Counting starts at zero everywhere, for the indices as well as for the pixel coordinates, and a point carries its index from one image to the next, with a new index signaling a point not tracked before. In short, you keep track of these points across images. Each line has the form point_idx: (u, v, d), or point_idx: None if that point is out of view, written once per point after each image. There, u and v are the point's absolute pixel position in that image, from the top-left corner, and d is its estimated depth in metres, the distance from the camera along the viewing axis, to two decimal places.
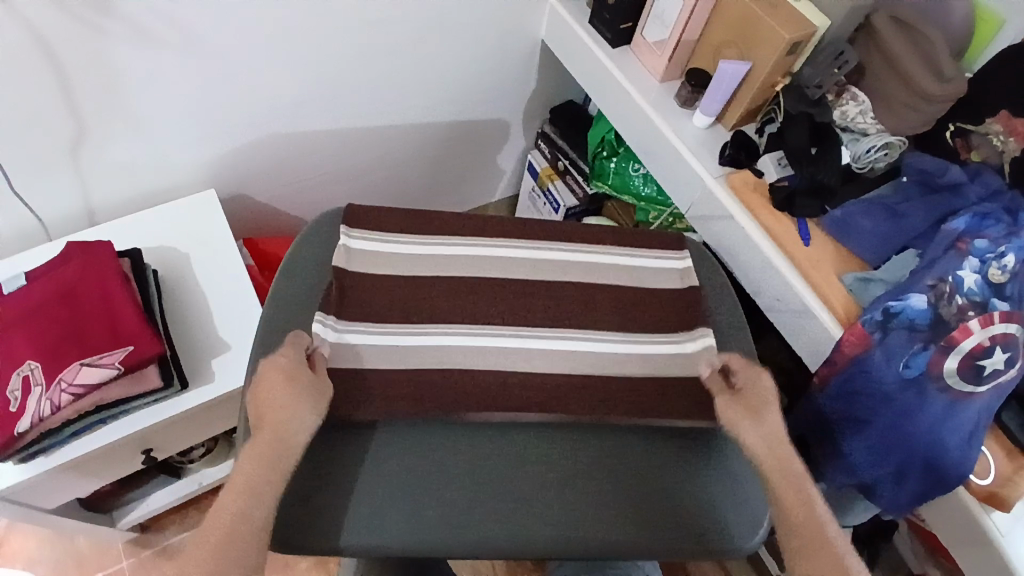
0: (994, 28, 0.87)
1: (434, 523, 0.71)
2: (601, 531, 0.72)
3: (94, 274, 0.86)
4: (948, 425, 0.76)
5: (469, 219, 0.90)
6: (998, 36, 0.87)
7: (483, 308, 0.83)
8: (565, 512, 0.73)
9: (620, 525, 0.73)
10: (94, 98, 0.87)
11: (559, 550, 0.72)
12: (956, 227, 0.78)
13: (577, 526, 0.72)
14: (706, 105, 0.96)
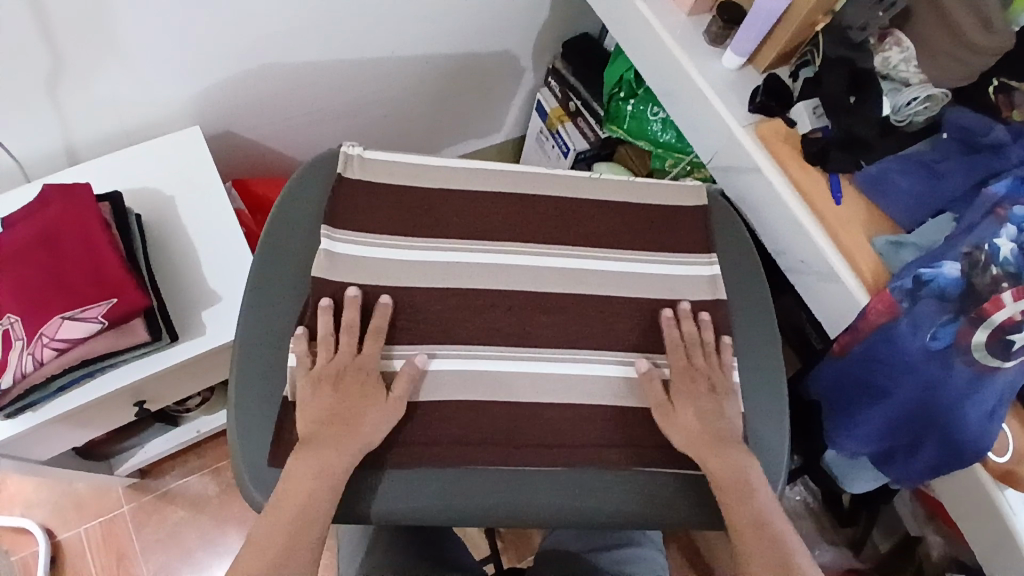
0: None
1: (441, 493, 0.72)
2: (608, 505, 0.74)
3: (73, 220, 0.80)
4: (972, 400, 0.72)
5: (460, 211, 0.82)
6: None
7: (468, 328, 0.77)
8: (571, 483, 0.74)
9: (625, 497, 0.74)
10: (60, 27, 0.78)
11: (566, 519, 0.73)
12: (996, 192, 0.73)
13: (587, 494, 0.74)
14: (737, 44, 0.87)
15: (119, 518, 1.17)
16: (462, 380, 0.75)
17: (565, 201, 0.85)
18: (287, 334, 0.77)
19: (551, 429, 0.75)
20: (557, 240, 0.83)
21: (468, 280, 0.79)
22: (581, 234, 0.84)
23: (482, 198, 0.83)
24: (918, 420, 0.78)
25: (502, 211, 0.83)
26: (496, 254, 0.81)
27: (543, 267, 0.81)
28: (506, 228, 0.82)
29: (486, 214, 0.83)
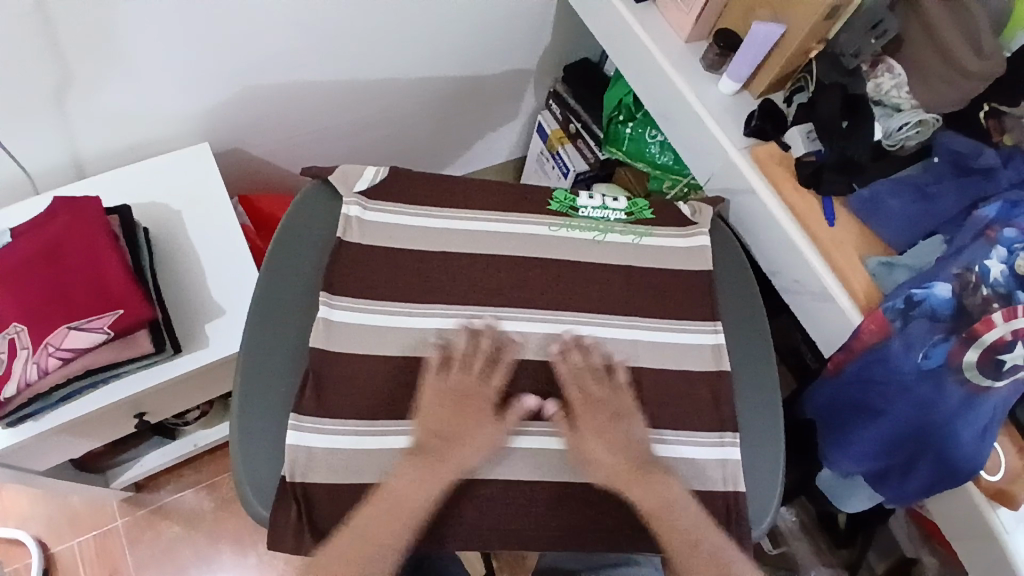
0: None
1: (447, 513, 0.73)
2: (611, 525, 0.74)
3: (81, 230, 0.81)
4: (964, 418, 0.74)
5: (460, 282, 0.82)
6: None
7: (454, 406, 0.75)
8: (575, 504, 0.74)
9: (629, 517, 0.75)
10: (76, 44, 0.81)
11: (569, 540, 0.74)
12: (985, 215, 0.75)
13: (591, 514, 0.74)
14: (733, 70, 0.90)
15: (112, 533, 1.16)
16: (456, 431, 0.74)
17: (566, 259, 0.85)
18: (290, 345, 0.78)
19: (552, 455, 0.75)
20: (559, 267, 0.85)
21: (460, 350, 0.78)
22: (582, 261, 0.86)
23: (478, 266, 0.83)
24: (912, 439, 0.79)
25: (504, 240, 0.85)
26: (485, 320, 0.80)
27: (544, 298, 0.82)
28: (507, 256, 0.84)
29: (482, 281, 0.82)
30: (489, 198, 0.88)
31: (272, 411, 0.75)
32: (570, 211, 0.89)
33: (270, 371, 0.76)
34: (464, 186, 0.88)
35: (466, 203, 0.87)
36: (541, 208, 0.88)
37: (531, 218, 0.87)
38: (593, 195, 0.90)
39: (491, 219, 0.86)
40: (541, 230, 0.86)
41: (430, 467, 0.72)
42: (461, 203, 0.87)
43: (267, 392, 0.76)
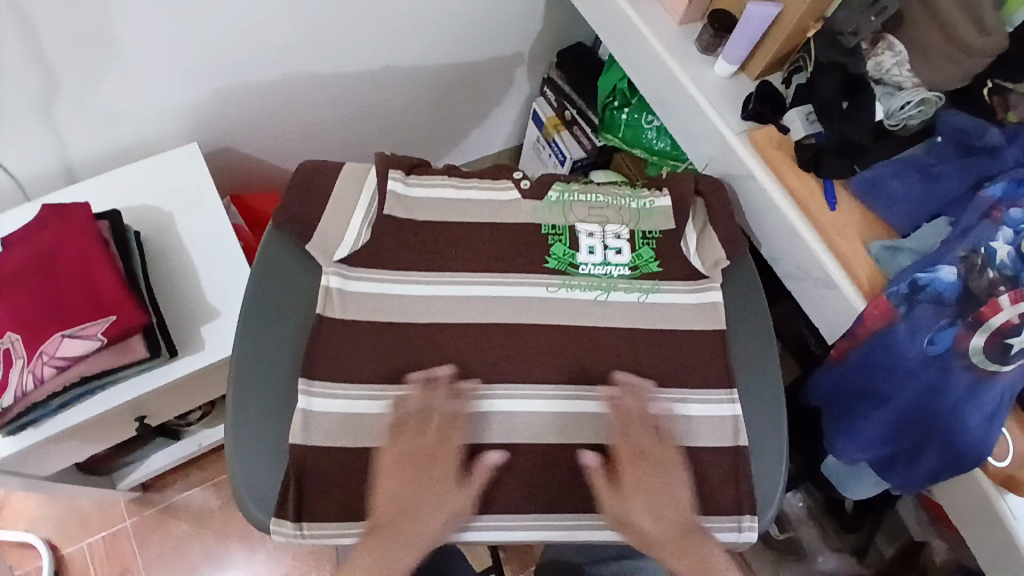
0: None
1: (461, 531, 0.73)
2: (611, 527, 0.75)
3: (71, 237, 0.81)
4: (971, 404, 0.72)
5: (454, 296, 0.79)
6: None
7: (529, 494, 0.74)
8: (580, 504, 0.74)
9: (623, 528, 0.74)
10: (57, 49, 0.80)
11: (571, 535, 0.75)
12: (991, 195, 0.73)
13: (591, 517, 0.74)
14: (728, 52, 0.87)
15: (121, 534, 1.17)
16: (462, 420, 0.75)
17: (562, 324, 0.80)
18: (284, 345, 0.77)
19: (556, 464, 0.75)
20: (556, 332, 0.79)
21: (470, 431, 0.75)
22: (578, 323, 0.80)
23: (471, 336, 0.78)
24: (918, 425, 0.78)
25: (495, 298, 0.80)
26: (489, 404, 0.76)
27: (538, 363, 0.78)
28: (499, 316, 0.79)
29: (480, 355, 0.77)
30: (481, 202, 0.84)
31: (270, 414, 0.75)
32: (569, 268, 0.82)
33: (265, 374, 0.76)
34: (452, 236, 0.82)
35: (456, 260, 0.81)
36: (539, 266, 0.82)
37: (525, 276, 0.81)
38: (593, 249, 0.84)
39: (483, 280, 0.81)
40: (539, 291, 0.81)
41: (386, 544, 0.69)
42: (458, 202, 0.84)
43: (264, 393, 0.75)
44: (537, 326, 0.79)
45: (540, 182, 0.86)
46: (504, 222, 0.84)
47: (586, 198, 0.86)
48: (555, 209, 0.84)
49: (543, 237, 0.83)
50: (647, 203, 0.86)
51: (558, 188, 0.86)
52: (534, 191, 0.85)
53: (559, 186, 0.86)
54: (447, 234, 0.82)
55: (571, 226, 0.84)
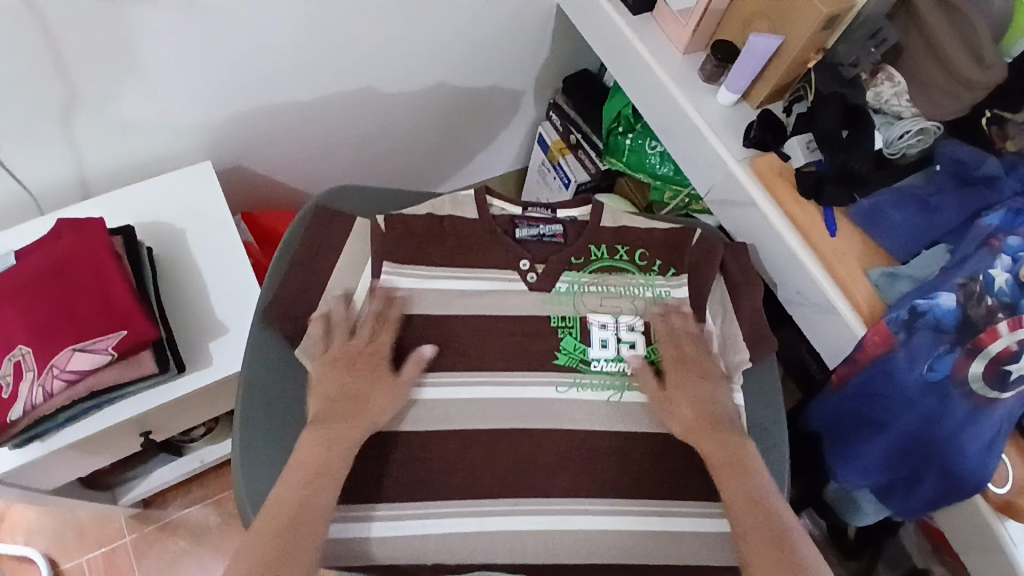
0: None
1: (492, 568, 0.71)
2: None
3: (85, 251, 0.82)
4: (970, 431, 0.73)
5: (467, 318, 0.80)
6: None
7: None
8: None
9: None
10: (78, 66, 0.82)
11: None
12: (989, 224, 0.75)
13: None
14: (731, 82, 0.89)
15: (120, 548, 1.17)
16: (469, 407, 0.76)
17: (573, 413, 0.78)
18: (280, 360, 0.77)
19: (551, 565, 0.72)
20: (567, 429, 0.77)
21: (474, 424, 0.76)
22: (590, 417, 0.78)
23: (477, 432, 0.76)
24: (917, 452, 0.78)
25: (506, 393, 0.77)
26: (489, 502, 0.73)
27: (547, 460, 0.75)
28: (508, 412, 0.77)
29: (477, 457, 0.75)
30: (484, 290, 0.81)
31: (279, 430, 0.76)
32: (580, 364, 0.80)
33: (269, 388, 0.77)
34: (451, 329, 0.79)
35: (459, 350, 0.79)
36: (547, 363, 0.79)
37: (536, 375, 0.78)
38: (606, 343, 0.81)
39: (491, 377, 0.78)
40: (548, 391, 0.78)
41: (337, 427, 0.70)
42: (462, 290, 0.80)
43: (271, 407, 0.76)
44: (546, 419, 0.77)
45: (547, 270, 0.81)
46: (509, 313, 0.80)
47: (597, 289, 0.82)
48: (564, 300, 0.81)
49: (552, 330, 0.80)
50: (662, 292, 0.83)
51: (568, 277, 0.82)
52: (544, 281, 0.81)
53: (569, 274, 0.82)
54: (449, 327, 0.79)
55: (582, 318, 0.81)
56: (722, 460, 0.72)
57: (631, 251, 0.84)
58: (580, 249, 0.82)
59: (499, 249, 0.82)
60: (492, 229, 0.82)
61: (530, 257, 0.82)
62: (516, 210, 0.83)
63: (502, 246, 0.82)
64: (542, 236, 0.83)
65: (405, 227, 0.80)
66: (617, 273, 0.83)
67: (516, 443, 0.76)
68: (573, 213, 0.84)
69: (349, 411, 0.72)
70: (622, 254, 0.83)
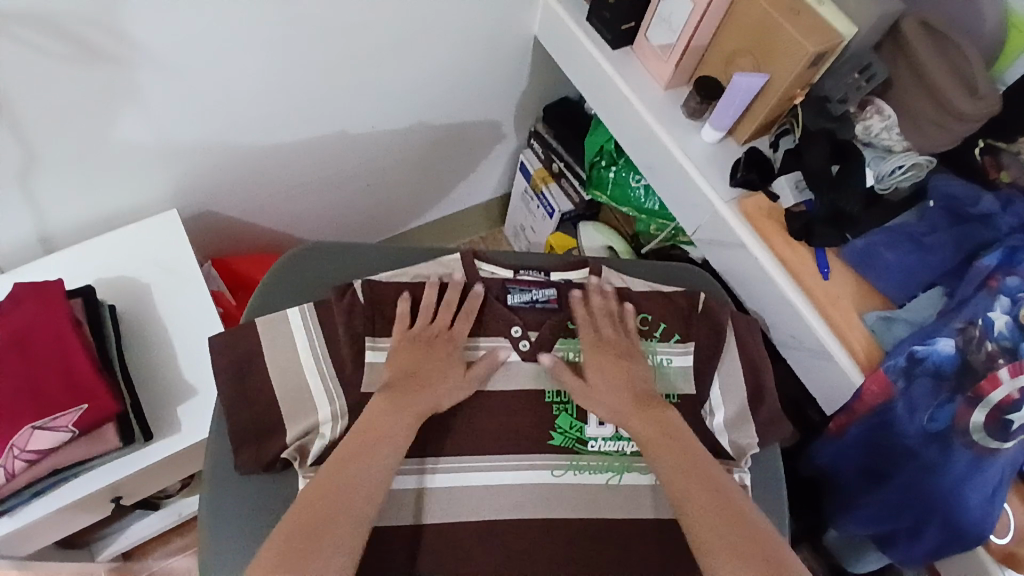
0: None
1: None
2: None
3: (43, 321, 0.78)
4: (972, 483, 0.70)
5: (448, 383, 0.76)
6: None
7: None
8: None
9: None
10: (32, 124, 0.77)
11: None
12: (987, 264, 0.72)
13: None
14: (716, 120, 0.86)
15: None
16: (455, 492, 0.72)
17: (566, 488, 0.74)
18: (239, 443, 0.71)
19: None
20: (562, 505, 0.73)
21: (465, 506, 0.72)
22: (585, 492, 0.74)
23: (469, 521, 0.71)
24: (917, 504, 0.75)
25: (497, 475, 0.73)
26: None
27: (544, 540, 0.71)
28: (496, 494, 0.72)
29: (473, 548, 0.71)
30: (475, 362, 0.76)
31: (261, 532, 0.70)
32: (577, 444, 0.75)
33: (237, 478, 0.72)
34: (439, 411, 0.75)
35: (445, 438, 0.74)
36: (543, 445, 0.75)
37: (530, 458, 0.74)
38: (604, 420, 0.76)
39: (480, 463, 0.73)
40: (543, 473, 0.74)
41: (374, 444, 0.66)
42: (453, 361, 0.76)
43: (244, 505, 0.71)
44: (537, 496, 0.73)
45: (540, 337, 0.77)
46: (501, 388, 0.76)
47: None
48: None
49: (547, 405, 0.76)
50: (665, 359, 0.78)
51: (562, 344, 0.77)
52: (536, 350, 0.76)
53: (563, 342, 0.77)
54: (432, 406, 0.75)
55: None
56: (661, 435, 0.70)
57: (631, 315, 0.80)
58: (577, 312, 0.78)
59: (488, 316, 0.77)
60: (481, 296, 0.77)
61: (522, 324, 0.77)
62: (507, 273, 0.80)
63: (493, 313, 0.77)
64: (534, 301, 0.78)
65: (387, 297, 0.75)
66: None
67: (509, 529, 0.71)
68: (570, 276, 0.82)
69: (373, 429, 0.67)
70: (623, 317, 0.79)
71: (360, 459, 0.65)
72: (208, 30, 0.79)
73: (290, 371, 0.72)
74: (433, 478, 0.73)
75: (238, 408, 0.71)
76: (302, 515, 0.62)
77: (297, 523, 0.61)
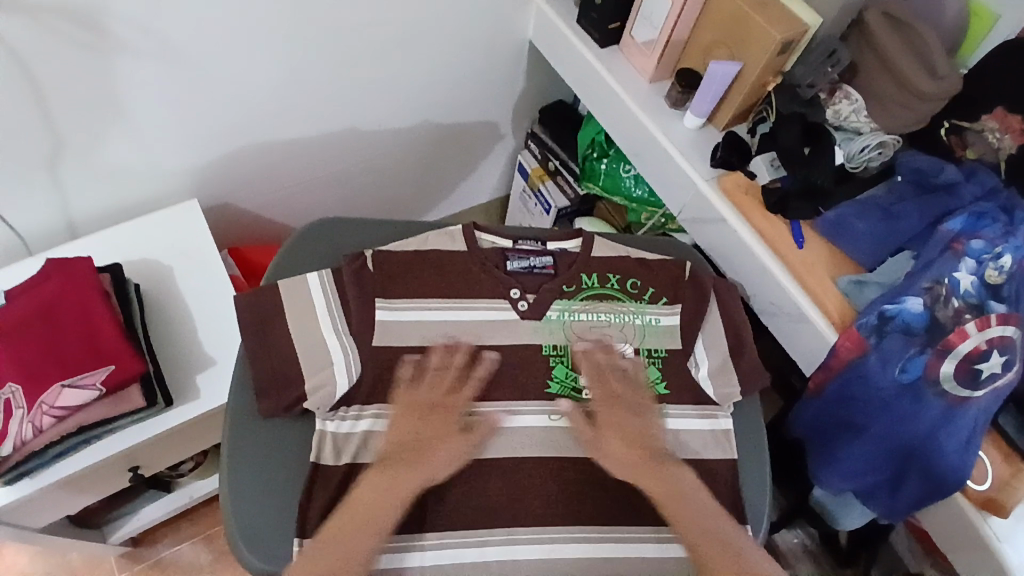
0: (987, 25, 0.86)
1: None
2: None
3: (75, 290, 0.84)
4: (946, 430, 0.75)
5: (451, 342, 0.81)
6: (991, 33, 0.86)
7: None
8: None
9: None
10: (69, 110, 0.85)
11: None
12: (952, 228, 0.78)
13: None
14: (696, 107, 0.94)
15: None
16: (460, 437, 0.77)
17: (563, 433, 0.78)
18: (261, 392, 0.76)
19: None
20: (557, 447, 0.78)
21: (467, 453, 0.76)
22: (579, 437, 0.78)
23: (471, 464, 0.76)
24: (898, 455, 0.80)
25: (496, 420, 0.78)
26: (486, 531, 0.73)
27: (539, 479, 0.76)
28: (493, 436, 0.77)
29: (473, 487, 0.75)
30: (477, 321, 0.82)
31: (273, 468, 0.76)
32: (573, 393, 0.80)
33: (255, 424, 0.77)
34: (438, 361, 0.79)
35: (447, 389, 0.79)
36: (541, 393, 0.80)
37: (528, 405, 0.79)
38: (597, 372, 0.81)
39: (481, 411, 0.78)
40: (541, 419, 0.78)
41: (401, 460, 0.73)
42: (457, 320, 0.81)
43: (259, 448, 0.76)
44: (533, 439, 0.78)
45: (538, 299, 0.83)
46: (501, 343, 0.81)
47: (587, 316, 0.83)
48: (554, 328, 0.82)
49: (544, 359, 0.81)
50: (653, 320, 0.84)
51: (558, 306, 0.83)
52: (534, 310, 0.83)
53: (559, 303, 0.83)
54: (438, 360, 0.80)
55: (575, 346, 0.82)
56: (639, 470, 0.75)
57: (622, 279, 0.85)
58: (570, 278, 0.84)
59: (487, 281, 0.83)
60: (481, 263, 0.83)
61: (520, 286, 0.83)
62: (507, 243, 0.86)
63: (492, 277, 0.83)
64: (532, 267, 0.84)
65: (392, 264, 0.82)
66: (608, 301, 0.84)
67: (509, 472, 0.76)
68: (566, 244, 0.87)
69: (415, 447, 0.74)
70: (613, 282, 0.85)
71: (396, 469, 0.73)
72: (230, 28, 0.87)
73: (304, 329, 0.78)
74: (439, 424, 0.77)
75: (258, 359, 0.77)
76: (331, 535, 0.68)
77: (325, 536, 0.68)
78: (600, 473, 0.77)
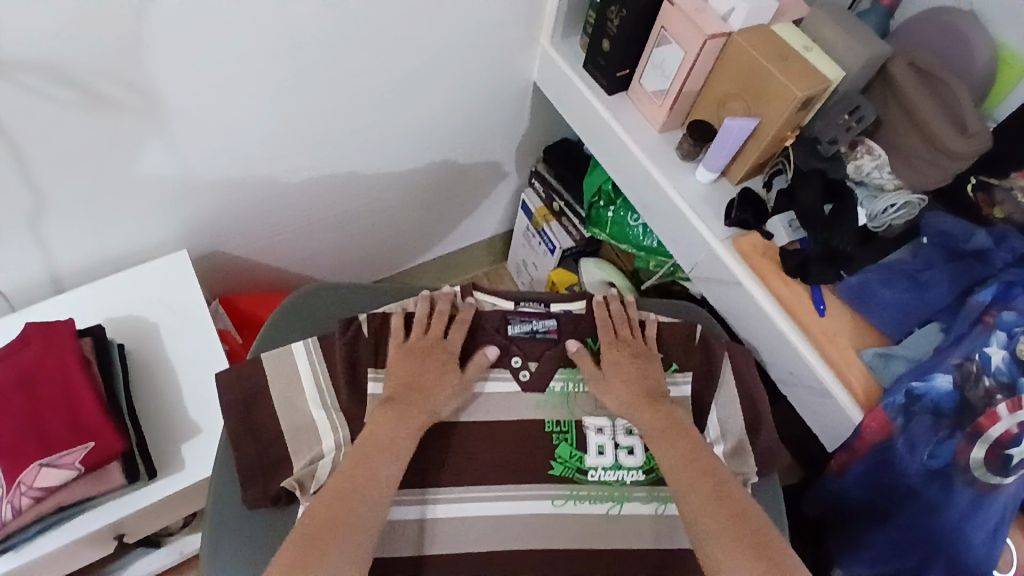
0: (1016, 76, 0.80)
1: None
2: None
3: (52, 360, 0.79)
4: (976, 521, 0.71)
5: (448, 418, 0.76)
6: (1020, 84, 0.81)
7: None
8: None
9: None
10: (50, 170, 0.81)
11: None
12: (982, 300, 0.72)
13: None
14: (709, 161, 0.88)
15: None
16: (459, 526, 0.72)
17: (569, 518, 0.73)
18: (246, 481, 0.71)
19: None
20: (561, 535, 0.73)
21: (466, 542, 0.72)
22: (584, 525, 0.73)
23: (467, 556, 0.71)
24: (924, 545, 0.76)
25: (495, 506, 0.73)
26: None
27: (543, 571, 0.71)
28: (492, 522, 0.72)
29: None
30: (477, 394, 0.77)
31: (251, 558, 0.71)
32: (577, 474, 0.75)
33: (242, 510, 0.72)
34: (439, 436, 0.75)
35: (443, 472, 0.74)
36: (543, 474, 0.75)
37: (530, 490, 0.74)
38: (603, 449, 0.76)
39: (481, 497, 0.73)
40: (543, 505, 0.73)
41: (403, 415, 0.71)
42: (459, 394, 0.77)
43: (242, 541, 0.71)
44: (536, 527, 0.73)
45: (540, 368, 0.78)
46: (503, 420, 0.76)
47: None
48: (557, 401, 0.78)
49: (547, 436, 0.76)
50: None
51: (562, 374, 0.79)
52: (536, 381, 0.78)
53: (563, 372, 0.79)
54: (436, 439, 0.75)
55: (580, 421, 0.77)
56: (670, 433, 0.72)
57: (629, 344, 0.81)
58: (576, 343, 0.79)
59: (488, 347, 0.78)
60: (480, 327, 0.79)
61: (521, 354, 0.78)
62: (508, 305, 0.82)
63: (491, 344, 0.79)
64: (534, 331, 0.79)
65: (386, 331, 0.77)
66: None
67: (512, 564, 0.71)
68: (570, 306, 0.83)
69: (381, 445, 0.68)
70: None
71: (383, 438, 0.69)
72: (220, 82, 0.83)
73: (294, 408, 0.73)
74: (435, 509, 0.72)
75: (243, 439, 0.72)
76: (320, 513, 0.62)
77: (317, 518, 0.62)
78: (610, 564, 0.72)
